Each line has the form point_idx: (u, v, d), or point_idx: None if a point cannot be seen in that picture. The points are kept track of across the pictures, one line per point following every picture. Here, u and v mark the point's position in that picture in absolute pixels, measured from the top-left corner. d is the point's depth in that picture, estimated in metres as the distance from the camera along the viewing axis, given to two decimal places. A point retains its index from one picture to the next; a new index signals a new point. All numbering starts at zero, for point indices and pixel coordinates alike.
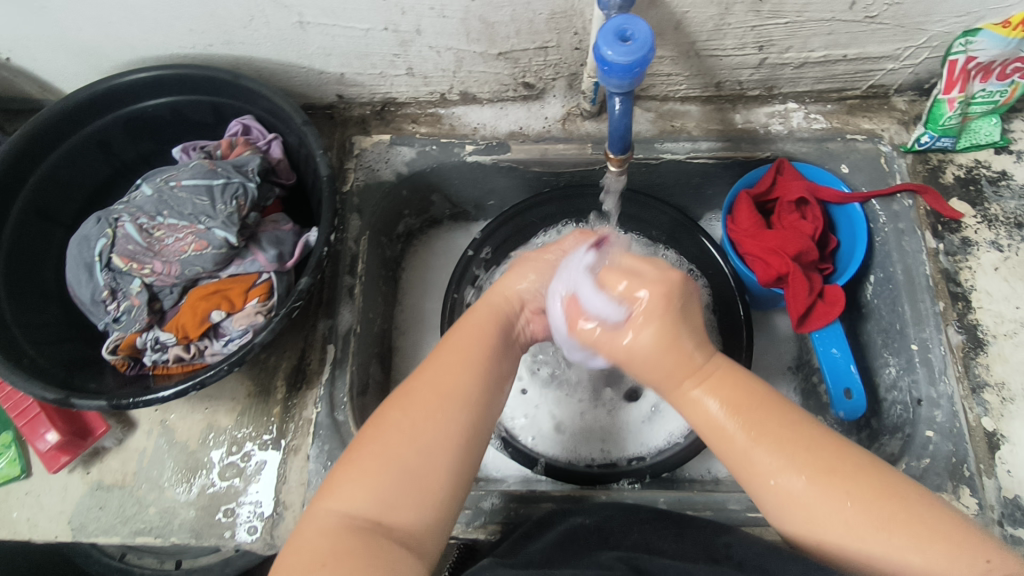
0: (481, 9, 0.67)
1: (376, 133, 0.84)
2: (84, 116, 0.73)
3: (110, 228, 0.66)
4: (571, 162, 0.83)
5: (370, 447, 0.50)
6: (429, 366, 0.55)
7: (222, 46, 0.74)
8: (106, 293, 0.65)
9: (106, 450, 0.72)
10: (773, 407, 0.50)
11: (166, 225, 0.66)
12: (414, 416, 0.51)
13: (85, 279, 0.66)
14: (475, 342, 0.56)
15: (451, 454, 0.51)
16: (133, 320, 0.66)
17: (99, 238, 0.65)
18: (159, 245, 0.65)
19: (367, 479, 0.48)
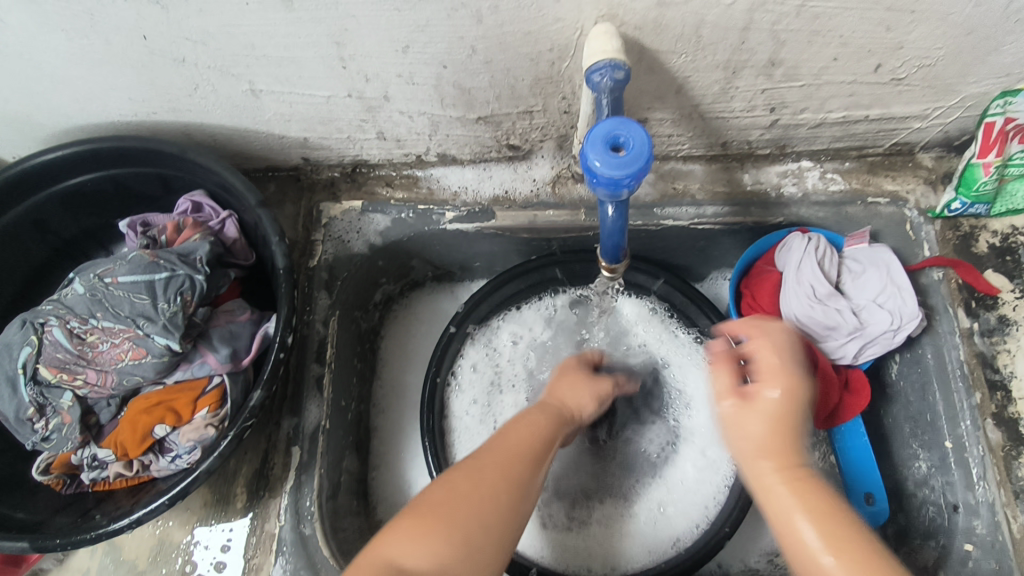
0: (456, 76, 0.60)
1: (346, 198, 0.76)
2: (14, 197, 0.66)
3: (36, 334, 0.58)
4: (563, 229, 0.75)
5: (433, 509, 0.45)
6: (494, 445, 0.51)
7: (166, 114, 0.66)
8: (33, 411, 0.58)
9: (46, 573, 0.65)
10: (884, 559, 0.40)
11: (101, 329, 0.58)
12: (482, 476, 0.48)
13: (7, 395, 0.58)
14: (530, 434, 0.54)
15: (503, 534, 0.46)
16: (65, 439, 0.58)
17: (23, 347, 0.58)
18: (92, 353, 0.58)
19: (427, 534, 0.44)
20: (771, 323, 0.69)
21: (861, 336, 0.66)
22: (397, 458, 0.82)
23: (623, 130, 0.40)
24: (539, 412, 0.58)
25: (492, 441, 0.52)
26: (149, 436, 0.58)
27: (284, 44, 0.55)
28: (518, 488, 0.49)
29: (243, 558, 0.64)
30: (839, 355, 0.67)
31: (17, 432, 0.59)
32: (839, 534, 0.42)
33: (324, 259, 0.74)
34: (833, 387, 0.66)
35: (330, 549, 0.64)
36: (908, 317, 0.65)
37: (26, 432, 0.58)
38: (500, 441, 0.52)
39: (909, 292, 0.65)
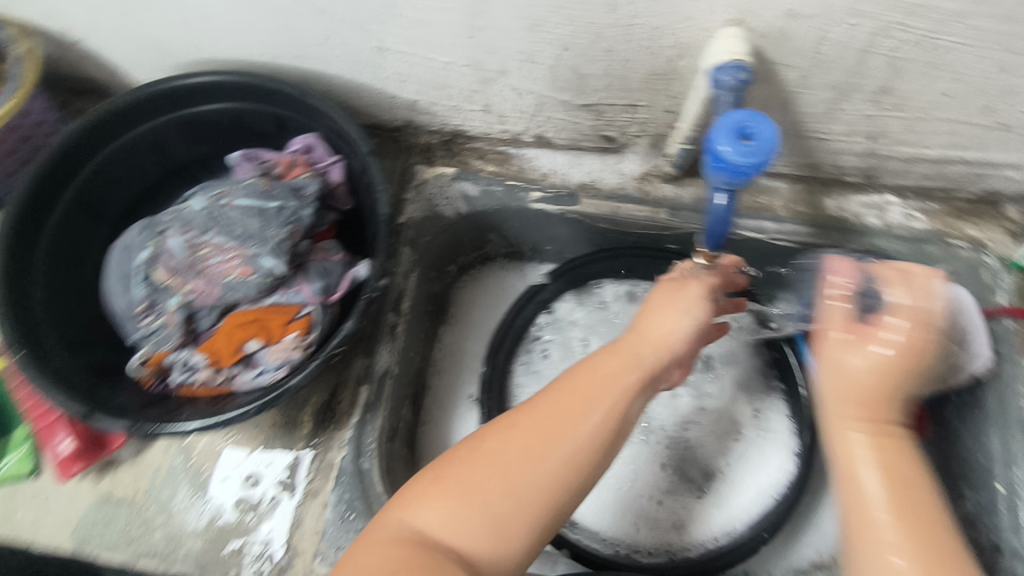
0: (574, 60, 0.63)
1: (439, 165, 0.80)
2: (146, 113, 0.71)
3: (156, 239, 0.64)
4: (642, 224, 0.78)
5: (457, 469, 0.50)
6: (546, 400, 0.53)
7: (293, 59, 0.71)
8: (143, 307, 0.64)
9: (120, 463, 0.69)
10: (924, 505, 0.50)
11: (213, 243, 0.63)
12: (527, 431, 0.51)
13: (123, 290, 0.65)
14: (601, 383, 0.54)
15: (545, 502, 0.49)
16: (167, 338, 0.63)
17: (143, 249, 0.64)
18: (203, 264, 0.63)
19: (452, 503, 0.48)
20: None
21: None
22: (444, 418, 0.85)
23: (726, 118, 0.44)
24: (607, 357, 0.56)
25: (546, 394, 0.54)
26: (242, 347, 0.63)
27: (424, 7, 0.59)
28: (586, 442, 0.51)
29: (303, 480, 0.68)
30: None
31: (132, 321, 0.65)
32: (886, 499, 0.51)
33: (411, 218, 0.78)
34: None
35: (384, 486, 0.67)
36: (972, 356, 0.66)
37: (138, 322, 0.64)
38: (561, 403, 0.53)
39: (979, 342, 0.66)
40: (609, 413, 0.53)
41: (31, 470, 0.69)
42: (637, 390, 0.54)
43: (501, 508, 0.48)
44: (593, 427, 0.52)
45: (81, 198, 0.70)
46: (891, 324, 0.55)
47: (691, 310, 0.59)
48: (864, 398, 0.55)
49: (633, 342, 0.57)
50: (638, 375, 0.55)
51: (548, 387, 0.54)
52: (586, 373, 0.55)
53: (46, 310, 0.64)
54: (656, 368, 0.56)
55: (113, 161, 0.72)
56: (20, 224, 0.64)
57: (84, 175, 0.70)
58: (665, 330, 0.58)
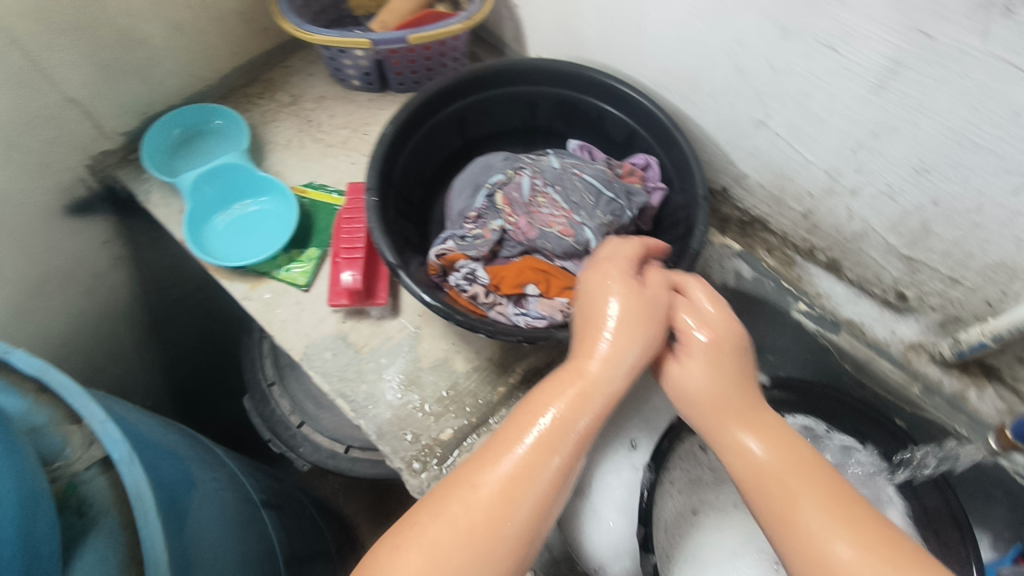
0: (932, 215, 0.66)
1: (729, 237, 0.88)
2: (540, 79, 0.84)
3: (512, 171, 0.76)
4: (884, 384, 0.80)
5: (429, 515, 0.46)
6: (541, 396, 0.53)
7: (675, 96, 0.81)
8: (473, 215, 0.75)
9: (367, 317, 0.80)
10: (839, 501, 0.45)
11: (552, 198, 0.73)
12: (512, 431, 0.50)
13: (466, 195, 0.78)
14: (559, 393, 0.52)
15: (507, 542, 0.45)
16: (474, 247, 0.73)
17: (500, 173, 0.76)
18: (535, 208, 0.73)
19: (436, 545, 0.44)
20: None
21: None
22: None
23: None
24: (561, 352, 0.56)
25: (529, 397, 0.53)
26: (513, 288, 0.71)
27: (831, 109, 0.65)
28: (554, 476, 0.48)
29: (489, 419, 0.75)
30: None
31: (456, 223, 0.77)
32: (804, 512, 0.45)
33: None
34: None
35: None
36: None
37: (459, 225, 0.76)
38: (601, 305, 0.57)
39: None
40: (559, 446, 0.49)
41: (305, 282, 0.81)
42: (570, 391, 0.52)
43: (477, 542, 0.44)
44: (553, 461, 0.48)
45: (460, 114, 0.85)
46: (694, 332, 0.57)
47: (726, 364, 0.55)
48: (718, 385, 0.53)
49: (781, 463, 0.48)
50: (577, 380, 0.52)
51: (528, 393, 0.53)
52: (556, 383, 0.53)
53: (398, 176, 0.78)
54: (592, 378, 0.53)
55: (495, 101, 0.86)
56: (420, 109, 0.79)
57: (472, 99, 0.84)
58: (630, 355, 0.54)
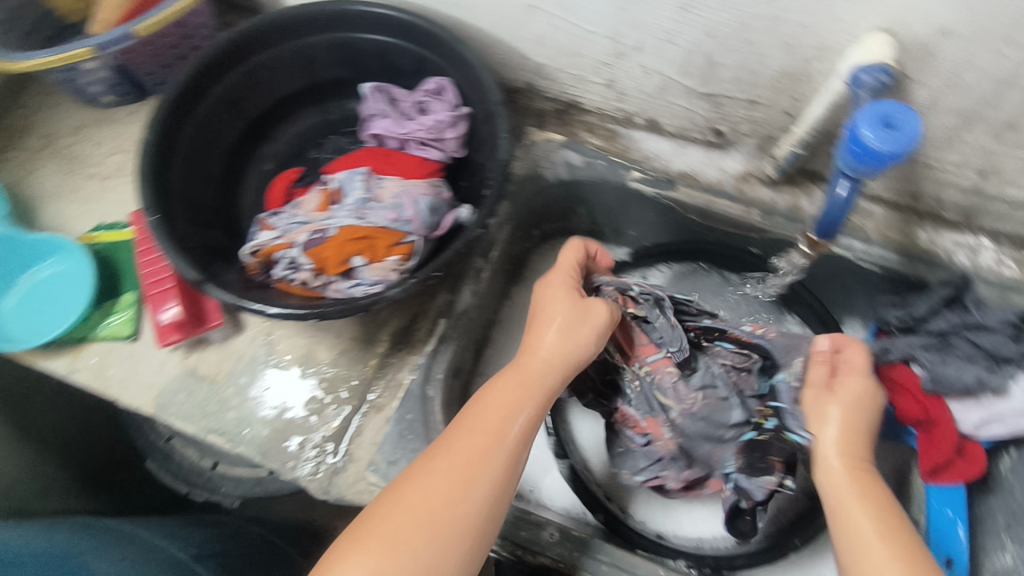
0: (713, 47, 0.66)
1: (549, 130, 0.84)
2: (304, 28, 0.75)
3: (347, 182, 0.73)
4: (732, 221, 0.80)
5: (376, 527, 0.52)
6: (462, 422, 0.57)
7: (443, 4, 0.75)
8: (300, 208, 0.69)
9: (210, 343, 0.74)
10: (589, 357, 0.63)
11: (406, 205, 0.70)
12: (458, 453, 0.55)
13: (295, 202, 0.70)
14: (491, 411, 0.57)
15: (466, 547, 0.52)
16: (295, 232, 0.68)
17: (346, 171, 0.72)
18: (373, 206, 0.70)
19: (376, 558, 0.50)
20: (898, 369, 0.70)
21: (988, 410, 0.67)
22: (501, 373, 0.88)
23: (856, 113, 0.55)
24: (506, 381, 0.60)
25: (461, 421, 0.57)
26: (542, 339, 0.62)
27: None
28: (502, 470, 0.55)
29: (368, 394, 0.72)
30: (961, 420, 0.67)
31: (271, 216, 0.72)
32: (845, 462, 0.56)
33: (516, 173, 0.82)
34: (946, 445, 0.68)
35: (442, 416, 0.71)
36: None
37: (274, 218, 0.71)
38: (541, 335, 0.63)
39: None
40: (510, 441, 0.56)
41: (132, 331, 0.74)
42: (522, 399, 0.59)
43: (439, 525, 0.52)
44: (496, 455, 0.55)
45: (230, 94, 0.75)
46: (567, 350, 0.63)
47: (594, 323, 0.64)
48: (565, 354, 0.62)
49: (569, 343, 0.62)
50: (526, 390, 0.59)
51: (462, 411, 0.58)
52: (507, 382, 0.60)
53: (181, 183, 0.69)
54: (561, 374, 0.61)
55: (263, 66, 0.76)
56: (179, 101, 0.69)
57: (235, 74, 0.74)
58: (581, 350, 0.63)
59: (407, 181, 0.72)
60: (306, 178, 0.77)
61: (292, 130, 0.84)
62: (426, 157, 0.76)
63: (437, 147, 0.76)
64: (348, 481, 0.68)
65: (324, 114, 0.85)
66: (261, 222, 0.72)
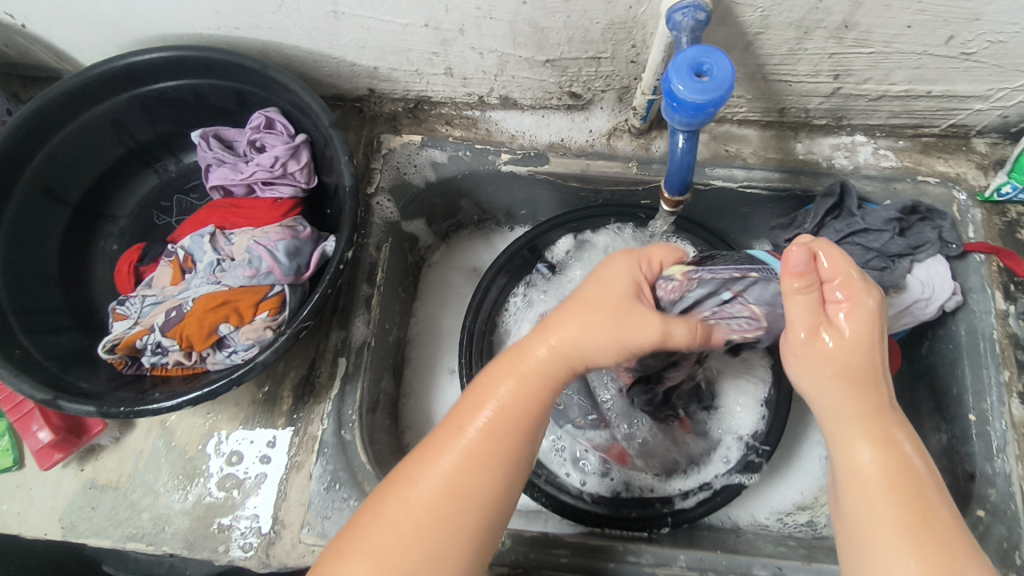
0: (532, 13, 0.61)
1: (407, 133, 0.78)
2: (98, 94, 0.68)
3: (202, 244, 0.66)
4: (613, 180, 0.76)
5: (384, 521, 0.44)
6: (479, 393, 0.48)
7: (247, 30, 0.69)
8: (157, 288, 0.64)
9: (102, 449, 0.69)
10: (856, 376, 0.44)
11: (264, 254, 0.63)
12: (471, 451, 0.45)
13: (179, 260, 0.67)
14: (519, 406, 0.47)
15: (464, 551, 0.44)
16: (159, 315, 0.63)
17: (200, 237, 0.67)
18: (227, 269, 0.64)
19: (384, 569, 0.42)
20: None
21: (891, 304, 0.67)
22: (427, 388, 0.85)
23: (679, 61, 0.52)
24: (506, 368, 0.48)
25: (471, 391, 0.48)
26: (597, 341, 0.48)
27: None
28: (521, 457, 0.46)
29: (287, 455, 0.67)
30: None
31: (121, 304, 0.66)
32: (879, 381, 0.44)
33: (381, 187, 0.76)
34: None
35: (367, 455, 0.66)
36: (940, 289, 0.66)
37: (124, 305, 0.66)
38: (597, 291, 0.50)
39: (942, 259, 0.67)
40: (528, 424, 0.47)
41: (13, 462, 0.68)
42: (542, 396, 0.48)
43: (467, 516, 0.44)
44: (530, 430, 0.47)
45: (39, 184, 0.68)
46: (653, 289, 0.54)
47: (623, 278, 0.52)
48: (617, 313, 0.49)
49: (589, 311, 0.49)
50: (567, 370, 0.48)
51: (470, 392, 0.48)
52: (502, 372, 0.48)
53: (8, 297, 0.64)
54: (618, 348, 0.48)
55: (68, 145, 0.69)
56: None
57: (37, 162, 0.67)
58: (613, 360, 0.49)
59: (259, 228, 0.67)
60: (150, 254, 0.72)
61: (129, 202, 0.77)
62: (277, 197, 0.70)
63: (282, 184, 0.70)
64: (285, 549, 0.63)
65: (161, 175, 0.78)
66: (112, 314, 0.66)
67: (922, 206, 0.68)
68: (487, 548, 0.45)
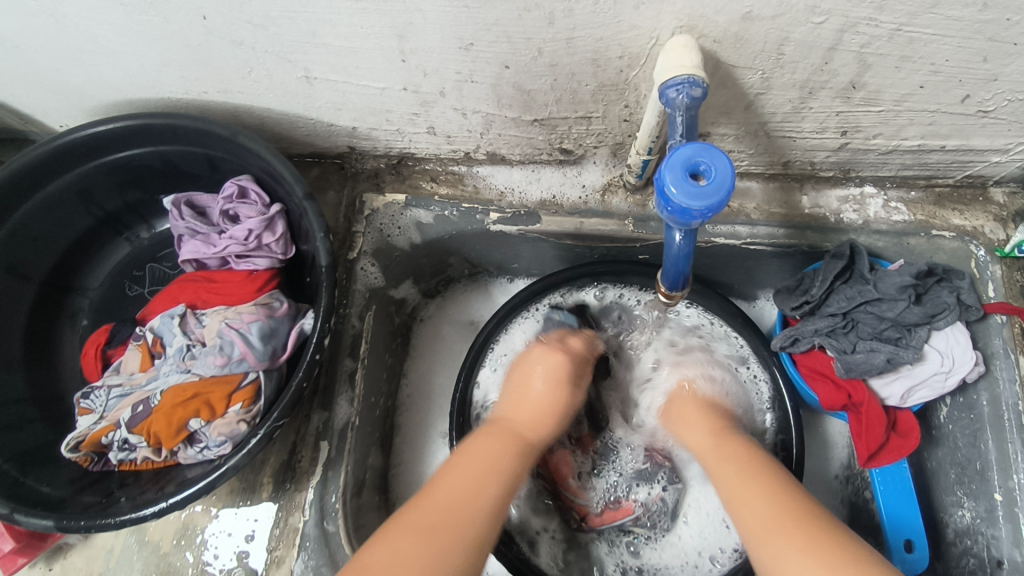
0: (516, 77, 0.57)
1: (390, 191, 0.74)
2: (62, 167, 0.65)
3: (170, 327, 0.63)
4: (608, 238, 0.72)
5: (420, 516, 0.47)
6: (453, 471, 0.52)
7: (217, 94, 0.65)
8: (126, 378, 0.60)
9: (71, 546, 0.65)
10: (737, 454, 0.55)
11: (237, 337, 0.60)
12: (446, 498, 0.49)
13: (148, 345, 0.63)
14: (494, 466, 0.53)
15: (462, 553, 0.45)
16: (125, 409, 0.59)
17: (169, 319, 0.63)
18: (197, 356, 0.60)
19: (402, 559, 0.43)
20: (815, 356, 0.67)
21: (908, 377, 0.63)
22: (418, 456, 0.81)
23: (674, 139, 0.47)
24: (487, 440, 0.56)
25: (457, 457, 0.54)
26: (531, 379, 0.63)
27: (345, 34, 0.53)
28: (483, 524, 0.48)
29: (266, 549, 0.63)
30: (885, 395, 0.64)
31: (87, 396, 0.62)
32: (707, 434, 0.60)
33: (364, 251, 0.72)
34: (876, 425, 0.63)
35: (351, 548, 0.62)
36: (961, 361, 0.61)
37: (89, 398, 0.62)
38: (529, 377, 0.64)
39: (961, 326, 0.63)
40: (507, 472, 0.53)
41: None
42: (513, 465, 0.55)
43: (441, 543, 0.44)
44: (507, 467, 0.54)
45: (1, 264, 0.65)
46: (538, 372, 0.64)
47: (537, 366, 0.64)
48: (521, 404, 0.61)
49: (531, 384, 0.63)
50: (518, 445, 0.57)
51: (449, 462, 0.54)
52: (488, 441, 0.56)
53: None
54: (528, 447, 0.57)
55: (32, 220, 0.66)
56: None
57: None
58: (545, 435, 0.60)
59: (233, 307, 0.63)
60: (118, 335, 0.67)
61: (99, 273, 0.73)
62: (252, 269, 0.66)
63: (258, 256, 0.66)
64: None
65: (133, 242, 0.75)
66: (77, 406, 0.63)
67: (938, 268, 0.64)
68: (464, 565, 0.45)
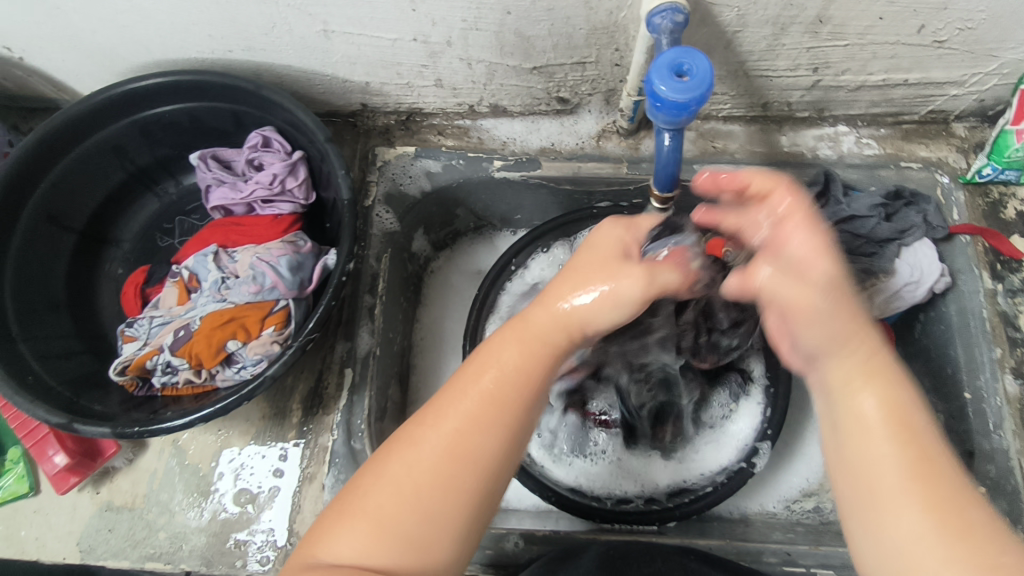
0: (517, 23, 0.63)
1: (401, 144, 0.80)
2: (98, 122, 0.70)
3: (205, 263, 0.68)
4: (605, 181, 0.78)
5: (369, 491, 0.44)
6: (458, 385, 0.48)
7: (241, 52, 0.71)
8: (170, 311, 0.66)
9: (117, 470, 0.70)
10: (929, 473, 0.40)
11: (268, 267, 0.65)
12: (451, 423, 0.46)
13: (184, 280, 0.68)
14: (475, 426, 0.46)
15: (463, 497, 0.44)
16: (168, 336, 0.65)
17: (204, 256, 0.68)
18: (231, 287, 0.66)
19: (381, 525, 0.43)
20: None
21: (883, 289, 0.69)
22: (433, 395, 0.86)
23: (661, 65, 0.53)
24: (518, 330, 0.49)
25: (456, 383, 0.48)
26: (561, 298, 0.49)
27: None
28: (527, 408, 0.47)
29: (299, 467, 0.68)
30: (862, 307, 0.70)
31: (130, 326, 0.68)
32: (871, 404, 0.42)
33: (377, 198, 0.78)
34: None
35: None
36: (929, 272, 0.68)
37: (133, 327, 0.67)
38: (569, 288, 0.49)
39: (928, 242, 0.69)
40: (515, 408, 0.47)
41: (29, 487, 0.70)
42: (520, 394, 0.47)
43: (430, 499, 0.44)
44: (524, 393, 0.47)
45: (44, 213, 0.70)
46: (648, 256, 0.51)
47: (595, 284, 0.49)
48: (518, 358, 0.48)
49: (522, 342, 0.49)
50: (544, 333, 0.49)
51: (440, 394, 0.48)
52: (505, 343, 0.49)
53: (19, 325, 0.65)
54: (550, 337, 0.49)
55: (72, 172, 0.71)
56: None
57: (43, 191, 0.69)
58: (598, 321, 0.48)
59: (261, 245, 0.69)
60: (155, 276, 0.73)
61: (133, 226, 0.79)
62: (277, 213, 0.72)
63: (282, 200, 0.72)
64: None
65: (162, 198, 0.80)
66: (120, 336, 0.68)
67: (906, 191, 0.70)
68: (473, 529, 0.45)
